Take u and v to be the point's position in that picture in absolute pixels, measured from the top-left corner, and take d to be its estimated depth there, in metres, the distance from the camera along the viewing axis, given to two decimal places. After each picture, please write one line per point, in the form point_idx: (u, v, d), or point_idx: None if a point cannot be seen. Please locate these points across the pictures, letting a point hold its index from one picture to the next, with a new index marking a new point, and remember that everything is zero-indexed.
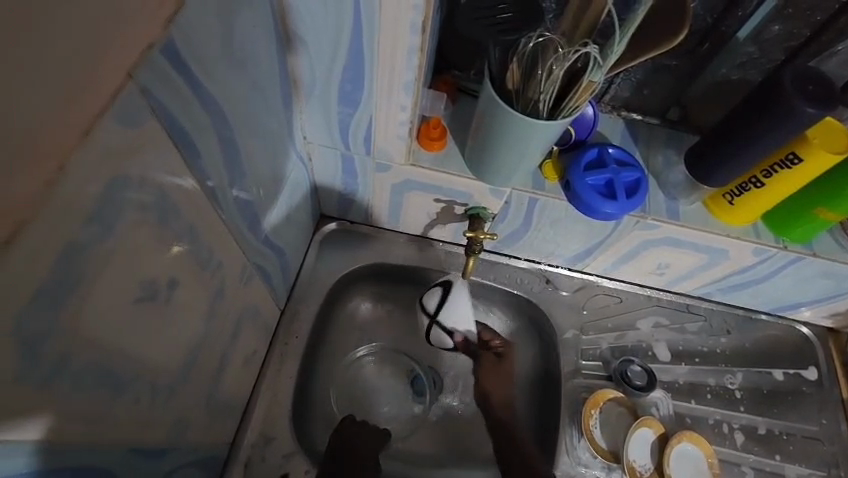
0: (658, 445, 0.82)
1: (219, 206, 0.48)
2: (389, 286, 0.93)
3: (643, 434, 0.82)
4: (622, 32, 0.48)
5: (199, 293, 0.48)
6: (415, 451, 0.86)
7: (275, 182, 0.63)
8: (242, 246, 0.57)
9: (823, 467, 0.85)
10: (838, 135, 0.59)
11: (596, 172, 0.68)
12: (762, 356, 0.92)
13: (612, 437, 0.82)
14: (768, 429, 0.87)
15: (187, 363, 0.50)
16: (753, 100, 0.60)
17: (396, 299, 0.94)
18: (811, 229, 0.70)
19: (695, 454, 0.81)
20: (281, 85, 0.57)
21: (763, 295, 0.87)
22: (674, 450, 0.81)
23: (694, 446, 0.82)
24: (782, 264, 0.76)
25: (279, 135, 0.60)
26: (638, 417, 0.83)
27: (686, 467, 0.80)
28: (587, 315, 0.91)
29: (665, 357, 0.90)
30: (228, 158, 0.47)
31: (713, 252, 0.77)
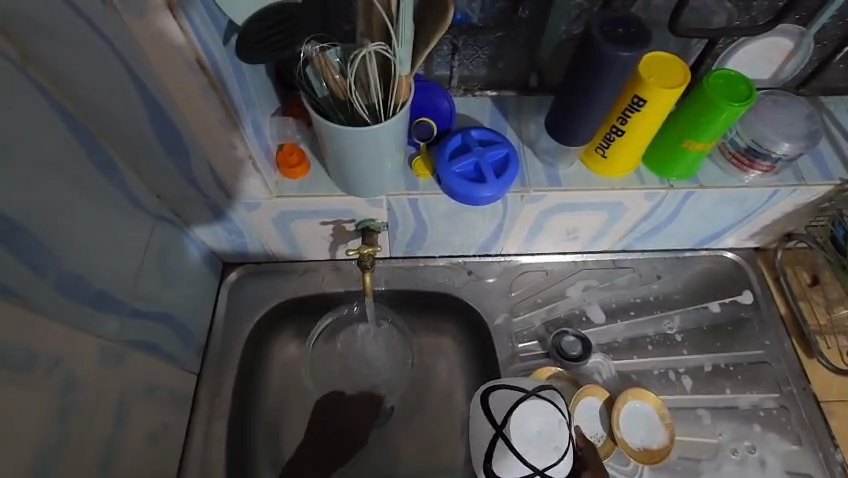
0: (605, 411, 0.80)
1: (21, 298, 0.48)
2: (313, 318, 0.90)
3: (585, 402, 0.81)
4: (400, 28, 0.48)
5: (23, 390, 0.48)
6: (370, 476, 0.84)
7: (123, 252, 0.61)
8: (86, 328, 0.56)
9: (774, 387, 0.84)
10: (673, 66, 0.58)
11: (461, 160, 0.66)
12: (697, 294, 0.91)
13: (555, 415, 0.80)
14: (715, 365, 0.86)
15: (37, 461, 0.50)
16: (577, 53, 0.58)
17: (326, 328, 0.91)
18: (691, 163, 0.69)
19: (644, 410, 0.80)
20: (90, 155, 0.54)
21: (678, 234, 0.86)
22: (622, 411, 0.80)
23: (639, 402, 0.80)
24: (677, 202, 0.75)
25: (108, 204, 0.58)
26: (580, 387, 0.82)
27: (637, 425, 0.79)
28: (516, 296, 0.89)
29: (599, 319, 0.88)
30: (14, 249, 0.46)
31: (609, 207, 0.76)
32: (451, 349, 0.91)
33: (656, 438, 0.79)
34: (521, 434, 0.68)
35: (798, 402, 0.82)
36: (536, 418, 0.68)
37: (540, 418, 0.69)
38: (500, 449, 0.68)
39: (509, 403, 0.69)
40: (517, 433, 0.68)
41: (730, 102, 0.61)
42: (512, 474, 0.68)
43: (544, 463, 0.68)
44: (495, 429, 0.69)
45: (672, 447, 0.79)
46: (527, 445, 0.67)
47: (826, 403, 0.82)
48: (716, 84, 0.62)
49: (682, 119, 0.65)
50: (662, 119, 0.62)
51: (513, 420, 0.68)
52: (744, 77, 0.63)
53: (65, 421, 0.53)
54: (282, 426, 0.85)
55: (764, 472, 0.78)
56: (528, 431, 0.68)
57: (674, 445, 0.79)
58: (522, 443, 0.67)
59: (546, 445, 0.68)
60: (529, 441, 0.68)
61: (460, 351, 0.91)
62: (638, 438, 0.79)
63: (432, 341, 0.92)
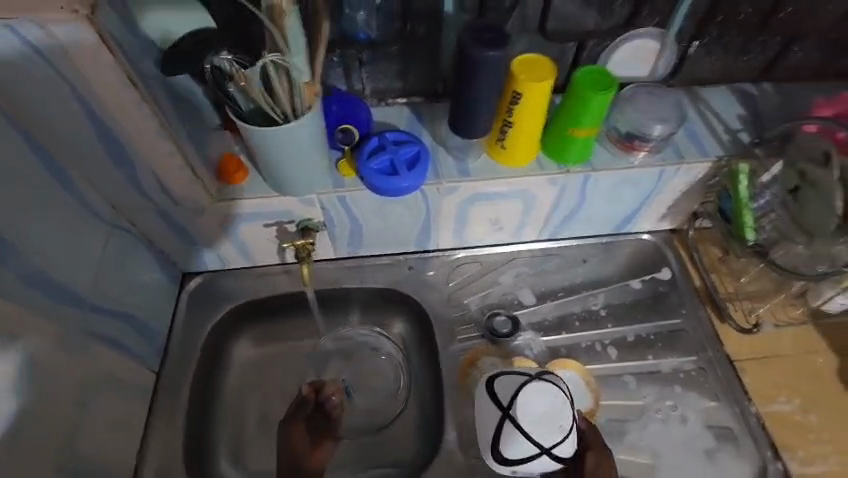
0: None
1: None
2: (269, 319, 0.97)
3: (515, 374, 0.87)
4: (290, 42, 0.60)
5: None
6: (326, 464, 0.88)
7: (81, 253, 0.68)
8: (47, 317, 0.63)
9: (693, 352, 0.91)
10: (541, 64, 0.69)
11: (378, 157, 0.77)
12: (617, 273, 1.00)
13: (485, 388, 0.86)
14: (637, 336, 0.93)
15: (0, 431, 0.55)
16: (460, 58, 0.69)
17: (281, 328, 0.98)
18: (580, 148, 0.79)
19: (570, 377, 0.87)
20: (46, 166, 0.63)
21: (594, 219, 0.95)
22: None
23: (565, 371, 0.88)
24: (579, 187, 0.85)
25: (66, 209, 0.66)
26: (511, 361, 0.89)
27: None
28: (454, 286, 0.97)
29: (530, 301, 0.96)
30: None
31: (521, 195, 0.86)
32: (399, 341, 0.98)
33: (582, 403, 0.85)
34: (526, 414, 0.72)
35: (713, 362, 0.89)
36: (541, 400, 0.72)
37: (546, 400, 0.72)
38: (509, 430, 0.72)
39: (516, 385, 0.73)
40: (522, 414, 0.71)
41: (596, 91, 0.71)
42: (518, 453, 0.71)
43: (549, 442, 0.71)
44: (501, 410, 0.73)
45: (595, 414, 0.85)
46: (533, 424, 0.71)
47: (739, 362, 0.88)
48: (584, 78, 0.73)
49: (564, 110, 0.76)
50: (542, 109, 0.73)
51: (518, 402, 0.72)
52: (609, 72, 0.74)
53: (30, 400, 0.60)
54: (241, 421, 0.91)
55: (685, 427, 0.84)
56: (533, 411, 0.72)
57: (599, 409, 0.85)
58: (527, 424, 0.71)
59: (552, 423, 0.71)
60: (534, 421, 0.71)
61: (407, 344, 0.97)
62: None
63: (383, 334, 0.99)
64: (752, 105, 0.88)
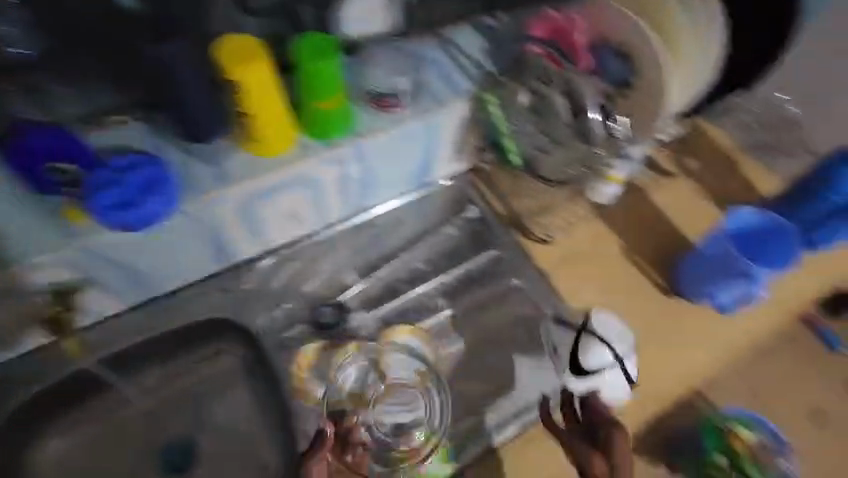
0: (373, 360, 0.86)
1: None
2: (62, 407, 0.80)
3: (349, 360, 0.86)
4: None
5: None
6: None
7: None
8: None
9: (512, 277, 0.96)
10: (243, 48, 0.66)
11: (110, 192, 0.68)
12: (431, 225, 1.00)
13: (324, 385, 0.84)
14: (461, 279, 0.96)
15: None
16: (153, 63, 0.66)
17: (81, 413, 0.81)
18: (334, 121, 0.77)
19: (406, 342, 0.87)
20: None
21: (389, 180, 0.94)
22: (387, 353, 0.86)
23: (401, 338, 0.87)
24: (353, 157, 0.83)
25: None
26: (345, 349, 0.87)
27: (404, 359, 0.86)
28: (273, 291, 0.91)
29: (353, 280, 0.94)
30: None
31: (298, 182, 0.81)
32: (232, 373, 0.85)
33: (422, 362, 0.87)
34: (605, 332, 0.83)
35: (529, 279, 0.96)
36: (587, 348, 0.82)
37: (591, 349, 0.82)
38: (597, 349, 0.82)
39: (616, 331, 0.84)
40: (599, 328, 0.84)
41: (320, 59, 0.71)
42: (597, 363, 0.81)
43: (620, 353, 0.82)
44: (578, 333, 0.84)
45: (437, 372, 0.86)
46: (607, 336, 0.83)
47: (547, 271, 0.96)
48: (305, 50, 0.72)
49: (298, 86, 0.73)
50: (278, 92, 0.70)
51: (596, 324, 0.84)
52: (326, 38, 0.73)
53: None
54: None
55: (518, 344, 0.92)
56: (591, 353, 0.82)
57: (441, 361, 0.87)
58: (603, 335, 0.83)
59: (623, 342, 0.83)
60: (615, 337, 0.84)
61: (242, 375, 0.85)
62: (405, 373, 0.85)
63: (210, 374, 0.85)
64: (495, 37, 0.90)
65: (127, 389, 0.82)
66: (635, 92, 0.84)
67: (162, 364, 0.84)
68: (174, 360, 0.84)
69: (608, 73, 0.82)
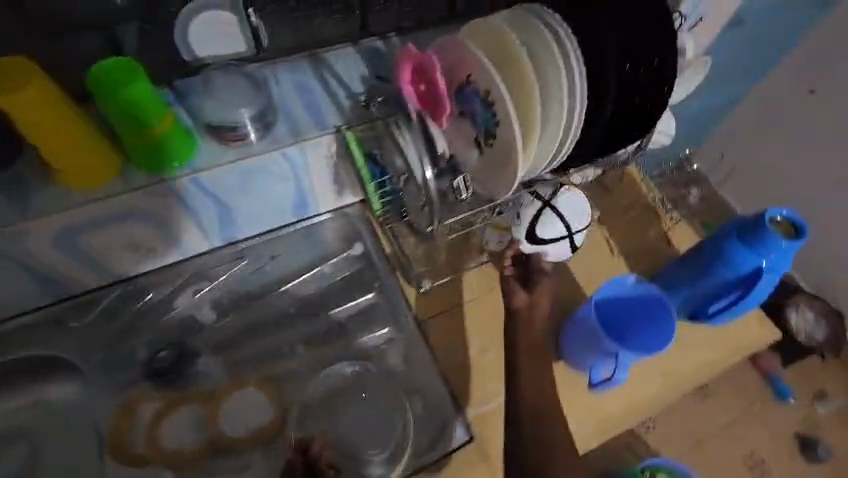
0: (208, 413, 0.79)
1: None
2: None
3: (181, 411, 0.79)
4: None
5: None
6: None
7: None
8: None
9: (385, 325, 0.89)
10: (14, 78, 0.56)
11: None
12: (306, 262, 0.93)
13: (147, 437, 0.77)
14: (330, 324, 0.90)
15: None
16: None
17: None
18: (160, 156, 0.68)
19: (248, 395, 0.81)
20: None
21: (258, 213, 0.87)
22: (225, 406, 0.79)
23: (243, 390, 0.81)
24: (198, 190, 0.76)
25: None
26: (181, 398, 0.80)
27: (242, 413, 0.80)
28: (119, 325, 0.84)
29: (210, 318, 0.87)
30: None
31: (126, 216, 0.73)
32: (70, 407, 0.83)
33: (263, 417, 0.80)
34: (568, 206, 0.83)
35: (401, 329, 0.88)
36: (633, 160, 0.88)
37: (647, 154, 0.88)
38: (550, 218, 0.82)
39: (572, 212, 0.83)
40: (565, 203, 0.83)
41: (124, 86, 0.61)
42: (550, 232, 0.82)
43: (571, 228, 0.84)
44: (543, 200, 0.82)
45: (280, 433, 0.80)
46: (569, 212, 0.83)
47: (425, 322, 0.88)
48: (112, 77, 0.62)
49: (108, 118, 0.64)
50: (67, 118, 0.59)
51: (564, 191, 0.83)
52: (138, 69, 0.62)
53: None
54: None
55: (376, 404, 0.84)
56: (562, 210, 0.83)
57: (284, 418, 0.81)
58: (569, 213, 0.83)
59: (576, 218, 0.84)
60: (574, 212, 0.83)
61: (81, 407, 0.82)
62: (242, 431, 0.78)
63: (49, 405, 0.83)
64: (380, 62, 0.80)
65: None
66: (490, 151, 0.67)
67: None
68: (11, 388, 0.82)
69: (475, 117, 0.67)
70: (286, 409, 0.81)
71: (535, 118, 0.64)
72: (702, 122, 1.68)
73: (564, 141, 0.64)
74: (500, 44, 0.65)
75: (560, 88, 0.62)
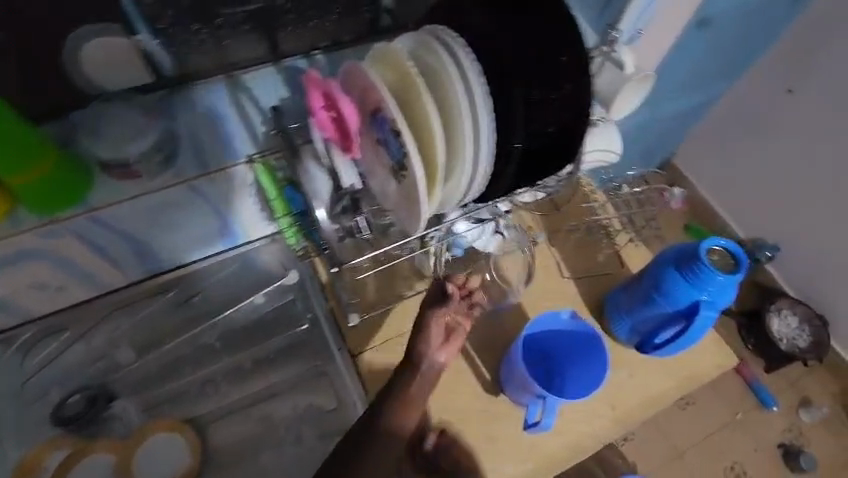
0: (119, 461, 0.76)
1: None
2: None
3: (90, 460, 0.76)
4: None
5: None
6: None
7: None
8: None
9: (315, 360, 0.85)
10: None
11: None
12: (235, 293, 0.89)
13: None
14: (256, 359, 0.86)
15: None
16: None
17: None
18: (46, 194, 0.62)
19: (162, 440, 0.78)
20: None
21: (176, 246, 0.82)
22: (138, 454, 0.77)
23: (155, 436, 0.78)
24: (98, 228, 0.71)
25: None
26: (89, 448, 0.76)
27: (156, 460, 0.77)
28: (33, 368, 0.80)
29: (129, 358, 0.83)
30: None
31: (23, 257, 0.69)
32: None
33: (179, 463, 0.77)
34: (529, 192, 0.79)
35: (330, 364, 0.84)
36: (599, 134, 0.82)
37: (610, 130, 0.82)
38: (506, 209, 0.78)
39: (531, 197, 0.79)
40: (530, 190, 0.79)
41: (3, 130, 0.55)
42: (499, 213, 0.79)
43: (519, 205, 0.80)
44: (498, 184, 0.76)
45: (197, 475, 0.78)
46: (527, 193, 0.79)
47: (361, 356, 0.80)
48: None
49: None
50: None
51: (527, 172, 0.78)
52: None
53: None
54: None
55: (300, 445, 0.80)
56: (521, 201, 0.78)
57: (201, 461, 0.78)
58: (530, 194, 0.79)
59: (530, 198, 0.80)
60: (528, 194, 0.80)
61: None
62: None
63: None
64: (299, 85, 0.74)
65: None
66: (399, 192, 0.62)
67: None
68: None
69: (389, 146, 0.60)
70: (205, 451, 0.79)
71: (439, 150, 0.57)
72: (677, 126, 1.62)
73: (470, 179, 0.59)
74: (399, 70, 0.59)
75: (463, 127, 0.56)
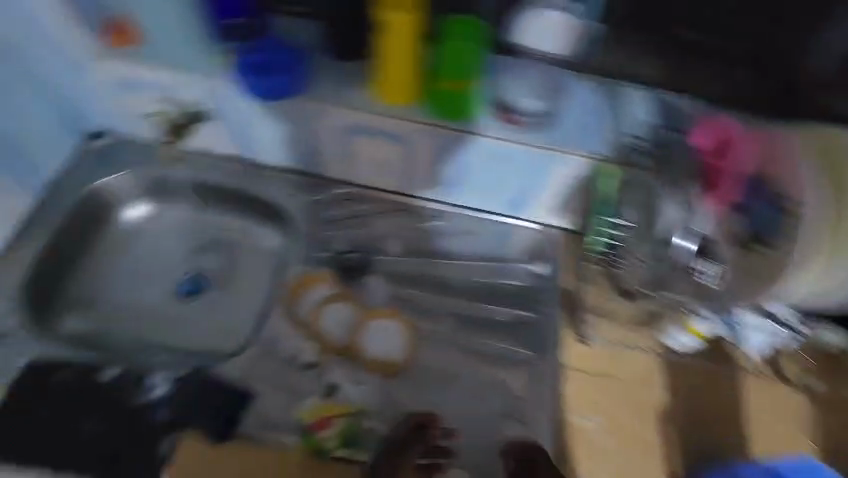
0: (356, 321, 0.87)
1: None
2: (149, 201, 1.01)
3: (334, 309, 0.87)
4: None
5: None
6: (153, 341, 0.93)
7: None
8: None
9: (529, 346, 0.89)
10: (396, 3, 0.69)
11: (260, 54, 0.81)
12: (494, 254, 0.97)
13: (309, 311, 0.87)
14: (483, 315, 0.92)
15: None
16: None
17: (159, 208, 1.02)
18: (451, 103, 0.78)
19: (391, 330, 0.87)
20: None
21: (483, 192, 0.94)
22: (371, 326, 0.86)
23: (387, 322, 0.87)
24: (455, 145, 0.85)
25: None
26: (343, 295, 0.89)
27: (380, 341, 0.86)
28: (329, 215, 0.97)
29: (395, 250, 0.96)
30: None
31: (393, 138, 0.86)
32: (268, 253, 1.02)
33: (393, 354, 0.86)
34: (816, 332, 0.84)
35: (543, 362, 0.88)
36: None
37: None
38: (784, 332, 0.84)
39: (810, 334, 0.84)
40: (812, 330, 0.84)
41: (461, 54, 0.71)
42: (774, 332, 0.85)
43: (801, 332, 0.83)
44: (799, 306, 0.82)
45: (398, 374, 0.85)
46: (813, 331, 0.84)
47: (570, 370, 0.86)
48: (452, 29, 0.70)
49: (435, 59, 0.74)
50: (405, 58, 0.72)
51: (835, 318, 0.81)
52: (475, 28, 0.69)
53: None
54: (99, 280, 0.97)
55: (483, 405, 0.84)
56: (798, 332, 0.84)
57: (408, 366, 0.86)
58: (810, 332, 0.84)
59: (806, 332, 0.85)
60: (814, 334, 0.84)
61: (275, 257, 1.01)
62: (376, 355, 0.85)
63: (263, 251, 1.02)
64: (668, 117, 0.82)
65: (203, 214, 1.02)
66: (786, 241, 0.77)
67: (240, 213, 1.03)
68: (243, 217, 1.02)
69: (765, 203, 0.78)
70: (415, 358, 0.87)
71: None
72: None
73: None
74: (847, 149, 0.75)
75: None
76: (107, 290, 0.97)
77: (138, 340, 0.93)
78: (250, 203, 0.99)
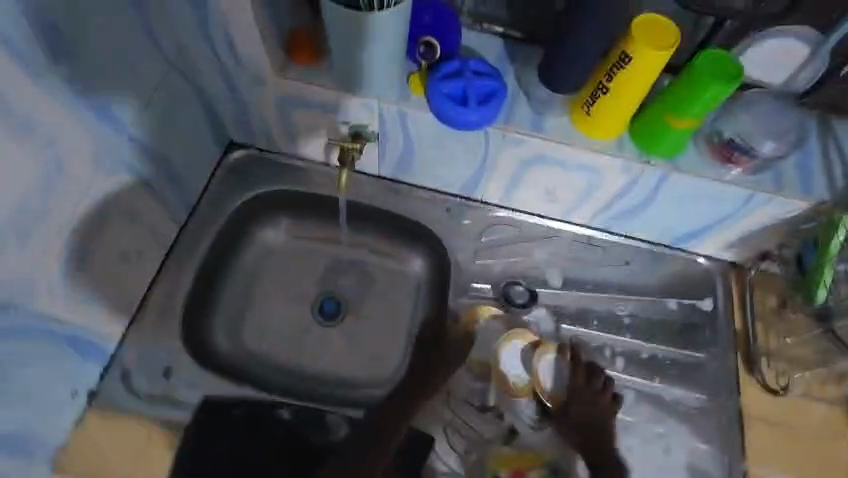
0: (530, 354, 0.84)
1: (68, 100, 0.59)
2: (285, 220, 0.94)
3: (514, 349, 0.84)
4: None
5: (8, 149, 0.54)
6: (301, 371, 0.89)
7: (148, 95, 0.70)
8: (95, 140, 0.64)
9: (703, 391, 0.86)
10: (660, 30, 0.62)
11: (454, 81, 0.71)
12: (659, 288, 0.91)
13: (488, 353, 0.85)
14: (651, 355, 0.88)
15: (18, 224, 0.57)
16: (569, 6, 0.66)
17: (290, 226, 0.95)
18: (678, 140, 0.70)
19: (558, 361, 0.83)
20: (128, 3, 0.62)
21: (655, 225, 0.87)
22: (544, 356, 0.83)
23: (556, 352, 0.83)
24: (653, 183, 0.77)
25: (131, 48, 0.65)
26: (512, 330, 0.86)
27: (557, 372, 0.82)
28: (485, 242, 0.91)
29: (556, 283, 0.91)
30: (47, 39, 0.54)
31: (585, 171, 0.78)
32: (409, 279, 0.95)
33: (579, 383, 0.79)
34: None
35: (720, 408, 0.84)
36: None
37: None
38: None
39: None
40: None
41: (699, 94, 0.65)
42: None
43: None
44: None
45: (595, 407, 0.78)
46: None
47: (749, 419, 0.82)
48: (707, 65, 0.64)
49: (673, 94, 0.67)
50: (638, 96, 0.67)
51: None
52: (733, 60, 0.64)
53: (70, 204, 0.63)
54: (240, 308, 0.90)
55: (666, 456, 0.82)
56: None
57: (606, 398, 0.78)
58: None
59: None
60: None
61: (417, 284, 0.94)
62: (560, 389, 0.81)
63: (405, 275, 0.95)
64: None
65: (341, 233, 0.95)
66: None
67: (381, 231, 0.95)
68: (383, 237, 0.95)
69: None
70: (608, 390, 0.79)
71: None
72: None
73: None
74: None
75: None
76: (248, 318, 0.90)
77: (286, 371, 0.89)
78: (397, 226, 0.93)
